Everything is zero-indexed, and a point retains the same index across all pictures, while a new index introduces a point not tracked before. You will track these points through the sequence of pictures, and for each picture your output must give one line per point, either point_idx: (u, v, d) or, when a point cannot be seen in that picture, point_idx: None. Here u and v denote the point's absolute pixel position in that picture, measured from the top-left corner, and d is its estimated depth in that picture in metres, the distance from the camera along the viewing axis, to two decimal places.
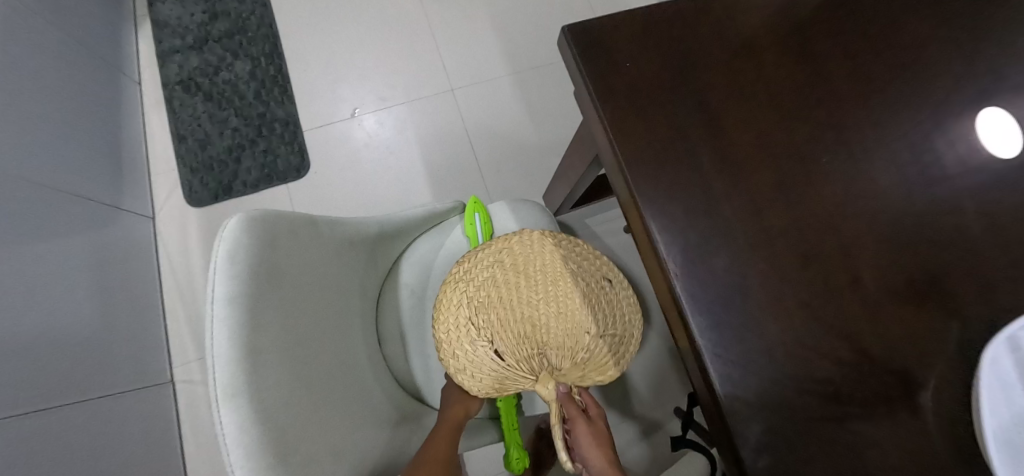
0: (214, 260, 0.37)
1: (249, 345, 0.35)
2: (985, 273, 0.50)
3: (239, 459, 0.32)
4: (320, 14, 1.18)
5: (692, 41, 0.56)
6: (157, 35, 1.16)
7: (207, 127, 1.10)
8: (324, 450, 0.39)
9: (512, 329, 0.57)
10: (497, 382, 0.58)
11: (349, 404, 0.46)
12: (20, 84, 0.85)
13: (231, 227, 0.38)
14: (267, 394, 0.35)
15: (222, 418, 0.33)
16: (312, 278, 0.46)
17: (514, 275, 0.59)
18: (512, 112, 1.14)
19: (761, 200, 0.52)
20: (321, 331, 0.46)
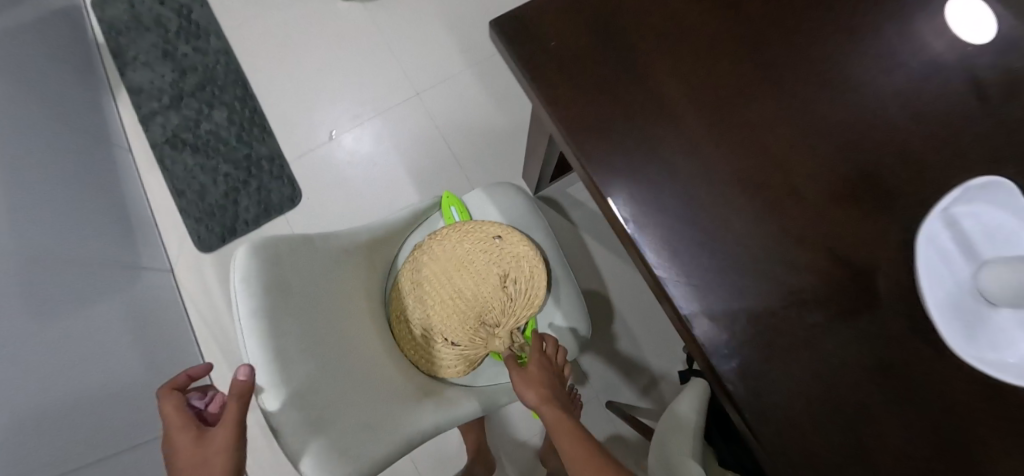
0: (233, 286, 0.44)
1: (277, 349, 0.42)
2: (912, 163, 0.55)
3: (289, 437, 0.41)
4: (281, 48, 1.24)
5: (613, 4, 0.59)
6: (135, 101, 1.22)
7: (201, 177, 1.18)
8: (357, 421, 0.47)
9: (452, 321, 0.68)
10: (467, 361, 0.69)
11: (373, 385, 0.54)
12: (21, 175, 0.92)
13: (240, 255, 0.45)
14: (300, 385, 0.43)
15: (271, 409, 0.41)
16: (317, 286, 0.52)
17: (432, 283, 0.69)
18: (478, 103, 1.19)
19: (700, 138, 0.56)
20: (336, 328, 0.53)
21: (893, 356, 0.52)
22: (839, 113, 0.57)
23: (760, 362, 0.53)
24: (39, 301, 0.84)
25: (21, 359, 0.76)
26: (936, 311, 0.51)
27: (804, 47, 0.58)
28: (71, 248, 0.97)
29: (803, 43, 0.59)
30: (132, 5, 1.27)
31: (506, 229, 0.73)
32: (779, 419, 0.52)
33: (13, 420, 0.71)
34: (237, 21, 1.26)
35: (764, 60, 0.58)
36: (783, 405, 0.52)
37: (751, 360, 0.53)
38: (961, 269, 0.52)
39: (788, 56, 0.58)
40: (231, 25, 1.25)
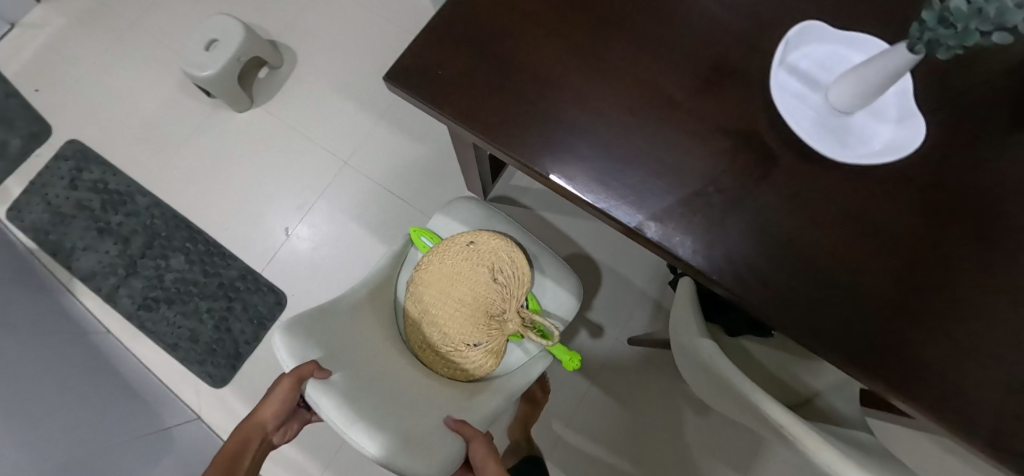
0: (283, 359, 0.55)
1: (335, 389, 0.52)
2: (745, 39, 0.69)
3: (375, 449, 0.49)
4: (206, 179, 1.29)
5: (470, 19, 0.68)
6: (93, 284, 1.24)
7: (187, 322, 1.21)
8: (421, 430, 0.56)
9: (466, 328, 0.77)
10: (494, 352, 0.78)
11: (424, 400, 0.63)
12: (29, 382, 0.90)
13: (278, 336, 0.56)
14: (367, 409, 0.52)
15: (354, 439, 0.50)
16: (348, 339, 0.63)
17: (436, 305, 0.78)
18: (400, 146, 1.28)
19: (586, 90, 0.66)
20: (376, 367, 0.63)
21: (798, 184, 0.65)
22: (678, 25, 0.69)
23: (710, 238, 0.64)
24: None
25: None
26: (806, 134, 0.65)
27: None
28: (108, 428, 0.96)
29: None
30: (47, 201, 1.29)
31: (475, 232, 0.81)
32: (745, 272, 0.64)
33: None
34: (153, 172, 1.30)
35: (606, 9, 0.70)
36: (743, 259, 0.64)
37: (703, 238, 0.64)
38: (815, 99, 0.67)
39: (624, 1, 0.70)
40: (151, 178, 1.30)
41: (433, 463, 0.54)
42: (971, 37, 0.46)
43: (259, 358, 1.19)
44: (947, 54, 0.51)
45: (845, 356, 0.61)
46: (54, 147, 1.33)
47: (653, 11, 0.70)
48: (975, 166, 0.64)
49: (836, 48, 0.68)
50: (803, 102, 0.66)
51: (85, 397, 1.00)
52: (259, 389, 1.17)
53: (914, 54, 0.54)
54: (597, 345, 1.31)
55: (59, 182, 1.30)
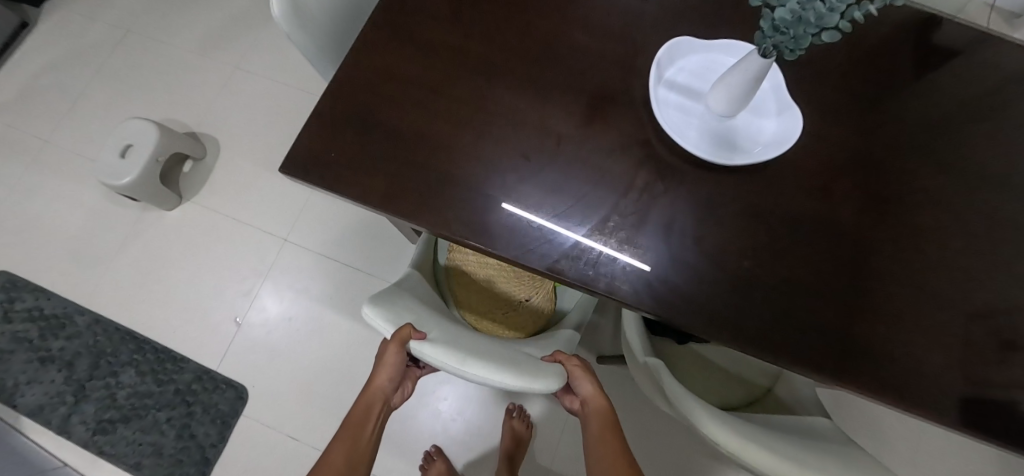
0: (385, 330, 0.56)
1: (443, 344, 0.54)
2: (619, 63, 0.72)
3: (505, 379, 0.52)
4: (144, 284, 1.25)
5: (353, 99, 0.69)
6: (40, 414, 1.18)
7: (149, 437, 1.15)
8: (527, 359, 0.60)
9: (515, 284, 0.84)
10: (548, 298, 0.84)
11: (509, 345, 0.66)
12: None
13: (369, 312, 0.57)
14: (479, 353, 0.55)
15: (474, 374, 0.51)
16: (421, 308, 0.64)
17: (481, 273, 0.85)
18: (337, 211, 1.28)
19: (477, 145, 0.68)
20: (456, 326, 0.65)
21: (700, 191, 0.66)
22: (554, 61, 0.72)
23: (624, 265, 0.62)
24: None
25: None
26: (695, 147, 0.67)
27: (504, 34, 0.73)
28: None
29: (505, 36, 0.73)
30: None
31: None
32: (668, 292, 0.62)
33: None
34: (89, 285, 1.26)
35: (483, 62, 0.72)
36: (663, 277, 0.62)
37: (619, 265, 0.63)
38: (698, 108, 0.70)
39: (499, 51, 0.72)
40: (88, 291, 1.26)
41: (550, 372, 0.58)
42: (806, 39, 0.52)
43: (229, 455, 1.13)
44: (791, 55, 0.56)
45: (786, 354, 0.60)
46: None
47: (528, 56, 0.72)
48: (844, 147, 0.69)
49: (705, 58, 0.71)
50: (686, 116, 0.69)
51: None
52: None
53: (767, 57, 0.58)
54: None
55: None
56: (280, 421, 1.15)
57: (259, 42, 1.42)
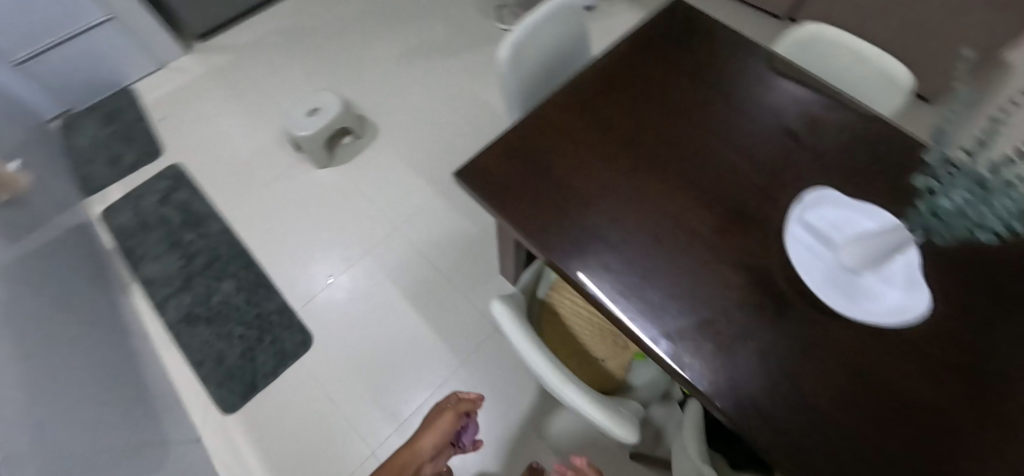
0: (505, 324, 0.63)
1: (548, 356, 0.61)
2: (762, 192, 0.79)
3: (593, 411, 0.57)
4: (272, 218, 1.45)
5: (530, 141, 0.83)
6: (150, 287, 1.36)
7: (218, 344, 1.28)
8: (610, 403, 0.64)
9: (597, 341, 0.89)
10: (622, 366, 0.88)
11: None
12: (49, 361, 0.90)
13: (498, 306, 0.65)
14: (574, 379, 0.60)
15: (568, 396, 0.57)
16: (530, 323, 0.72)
17: (570, 320, 0.91)
18: (448, 219, 1.42)
19: (616, 214, 0.77)
20: None
21: (806, 329, 0.69)
22: (705, 171, 0.81)
23: (714, 366, 0.66)
24: (100, 444, 0.85)
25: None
26: (816, 289, 0.71)
27: (669, 135, 0.85)
28: (127, 418, 0.98)
29: (662, 130, 0.85)
30: (138, 211, 1.48)
31: None
32: (749, 408, 0.64)
33: None
34: (233, 201, 1.48)
35: (644, 151, 0.83)
36: (748, 393, 0.65)
37: (710, 364, 0.67)
38: (828, 256, 0.74)
39: (651, 141, 0.84)
40: (229, 205, 1.48)
41: (628, 421, 0.62)
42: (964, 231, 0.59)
43: (273, 391, 1.23)
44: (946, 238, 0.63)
45: None
46: (157, 167, 1.56)
47: (676, 153, 0.83)
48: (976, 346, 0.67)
49: (850, 213, 0.76)
50: (816, 257, 0.73)
51: (78, 359, 0.99)
52: (267, 421, 1.20)
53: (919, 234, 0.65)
54: (568, 420, 1.17)
55: (153, 196, 1.50)
56: (326, 381, 1.23)
57: (440, 68, 1.69)
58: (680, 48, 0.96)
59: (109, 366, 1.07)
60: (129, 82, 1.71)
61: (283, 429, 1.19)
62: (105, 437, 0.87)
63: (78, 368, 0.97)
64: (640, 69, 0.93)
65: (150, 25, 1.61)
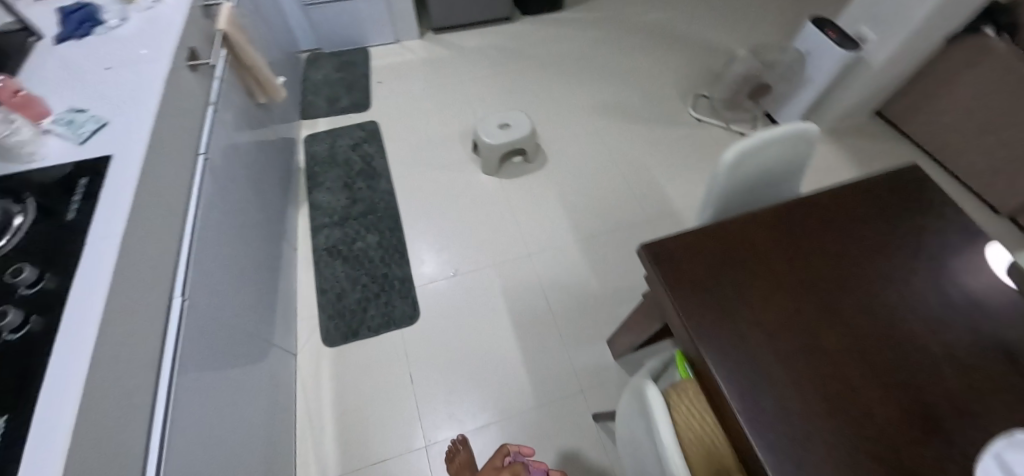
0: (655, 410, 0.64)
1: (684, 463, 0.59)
2: (967, 411, 0.69)
3: None
4: (431, 198, 1.59)
5: (720, 245, 0.86)
6: (314, 211, 1.55)
7: (344, 283, 1.41)
8: None
9: None
10: None
11: None
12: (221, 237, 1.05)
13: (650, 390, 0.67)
14: None
15: None
16: None
17: None
18: (578, 269, 1.46)
19: (785, 351, 0.74)
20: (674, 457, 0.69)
21: None
22: (899, 355, 0.74)
23: None
24: (233, 320, 1.02)
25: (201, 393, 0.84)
26: None
27: (869, 300, 0.79)
28: (252, 311, 1.13)
29: (845, 273, 0.83)
30: (332, 146, 1.70)
31: None
32: None
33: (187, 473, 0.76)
34: (406, 170, 1.65)
35: (834, 304, 0.79)
36: None
37: None
38: None
39: (828, 278, 0.82)
40: (403, 172, 1.64)
41: None
42: None
43: (368, 346, 1.32)
44: None
45: None
46: (361, 117, 1.79)
47: (853, 299, 0.80)
48: None
49: None
50: None
51: (244, 247, 1.15)
52: (353, 369, 1.30)
53: None
54: None
55: (348, 138, 1.72)
56: (415, 361, 1.30)
57: (623, 134, 1.77)
58: (910, 217, 0.89)
59: (259, 262, 1.23)
60: (369, 44, 2.01)
61: (362, 386, 1.27)
62: (240, 310, 1.06)
63: (242, 254, 1.13)
64: (855, 222, 0.89)
65: (405, 8, 1.91)
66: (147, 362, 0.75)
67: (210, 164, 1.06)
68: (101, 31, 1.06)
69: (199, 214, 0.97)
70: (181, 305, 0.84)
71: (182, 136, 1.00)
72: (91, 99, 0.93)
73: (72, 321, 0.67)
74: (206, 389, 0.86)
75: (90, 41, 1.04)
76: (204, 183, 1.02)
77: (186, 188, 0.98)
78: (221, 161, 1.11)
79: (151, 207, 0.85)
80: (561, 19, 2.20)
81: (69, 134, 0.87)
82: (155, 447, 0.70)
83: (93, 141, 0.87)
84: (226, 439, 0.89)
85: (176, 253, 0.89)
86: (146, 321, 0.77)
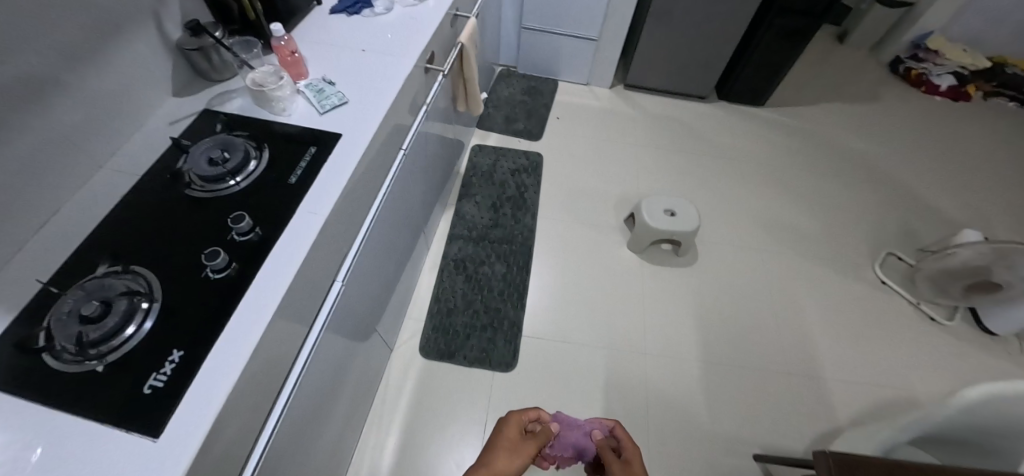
0: None
1: None
2: None
3: None
4: (567, 252, 1.54)
5: None
6: (456, 219, 1.58)
7: (458, 301, 1.41)
8: None
9: None
10: None
11: None
12: (379, 226, 1.09)
13: None
14: None
15: None
16: None
17: None
18: (692, 392, 1.31)
19: None
20: None
21: None
22: None
23: None
24: (360, 306, 1.07)
25: (312, 374, 0.89)
26: None
27: None
28: (376, 299, 1.16)
29: None
30: (494, 163, 1.73)
31: None
32: None
33: (278, 446, 0.81)
34: (553, 214, 1.62)
35: None
36: None
37: None
38: None
39: None
40: (549, 215, 1.62)
41: None
42: None
43: (456, 374, 1.30)
44: None
45: None
46: (529, 146, 1.80)
47: None
48: None
49: None
50: None
51: (393, 240, 1.21)
52: (435, 390, 1.28)
53: None
54: None
55: (511, 161, 1.73)
56: (493, 411, 1.25)
57: (791, 266, 1.58)
58: None
59: (398, 253, 1.26)
60: (562, 78, 2.03)
61: (436, 411, 1.25)
62: (368, 297, 1.11)
63: (390, 246, 1.18)
64: None
65: (611, 58, 1.91)
66: (293, 341, 0.81)
67: (403, 164, 1.15)
68: (366, 13, 1.15)
69: (380, 208, 1.05)
70: (338, 289, 0.92)
71: (395, 131, 1.05)
72: (340, 75, 0.99)
73: (263, 286, 0.72)
74: (321, 367, 0.93)
75: (355, 19, 1.13)
76: (393, 182, 1.11)
77: (380, 183, 1.06)
78: (410, 161, 1.20)
79: (352, 194, 0.90)
80: (761, 117, 2.04)
81: (313, 102, 0.93)
82: (277, 411, 0.78)
83: (329, 115, 0.92)
84: (311, 418, 0.92)
85: (351, 240, 0.97)
86: (307, 301, 0.82)
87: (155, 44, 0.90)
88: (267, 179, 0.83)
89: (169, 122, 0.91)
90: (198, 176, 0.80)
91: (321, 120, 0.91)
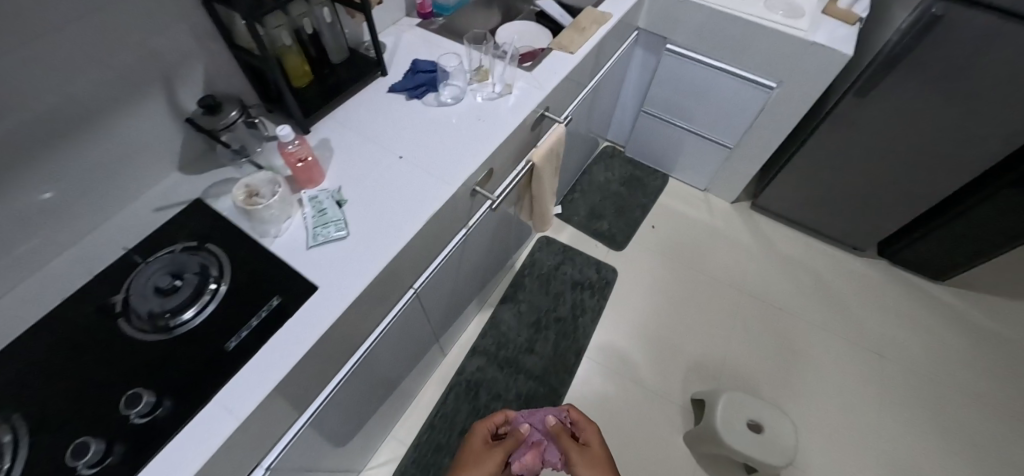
0: None
1: None
2: None
3: None
4: (605, 418, 1.21)
5: None
6: (488, 327, 1.32)
7: (453, 438, 1.17)
8: None
9: None
10: None
11: None
12: (367, 381, 0.88)
13: None
14: None
15: None
16: None
17: None
18: None
19: None
20: None
21: None
22: None
23: None
24: (311, 464, 0.86)
25: None
26: None
27: None
28: (345, 441, 0.96)
29: None
30: (557, 266, 1.44)
31: None
32: None
33: None
34: (604, 358, 1.30)
35: None
36: None
37: None
38: None
39: None
40: (599, 358, 1.30)
41: None
42: None
43: None
44: None
45: None
46: (605, 254, 1.48)
47: None
48: None
49: None
50: None
51: (387, 374, 0.97)
52: None
53: None
54: None
55: (577, 271, 1.43)
56: None
57: None
58: None
59: (395, 379, 1.04)
60: (675, 173, 1.66)
61: None
62: (329, 447, 0.90)
63: (381, 383, 0.96)
64: None
65: (745, 170, 1.49)
66: None
67: (412, 303, 0.87)
68: (428, 100, 0.93)
69: (353, 369, 0.78)
70: None
71: (408, 272, 0.80)
72: (357, 190, 0.78)
73: None
74: None
75: (411, 105, 0.92)
76: (387, 330, 0.83)
77: (365, 335, 0.79)
78: (427, 296, 0.92)
79: (313, 369, 0.68)
80: (940, 300, 1.47)
81: (308, 226, 0.74)
82: None
83: (317, 251, 0.72)
84: None
85: (297, 415, 0.72)
86: None
87: (163, 117, 0.76)
88: (211, 328, 0.66)
89: (155, 208, 0.78)
90: (149, 314, 0.65)
91: (305, 256, 0.72)
